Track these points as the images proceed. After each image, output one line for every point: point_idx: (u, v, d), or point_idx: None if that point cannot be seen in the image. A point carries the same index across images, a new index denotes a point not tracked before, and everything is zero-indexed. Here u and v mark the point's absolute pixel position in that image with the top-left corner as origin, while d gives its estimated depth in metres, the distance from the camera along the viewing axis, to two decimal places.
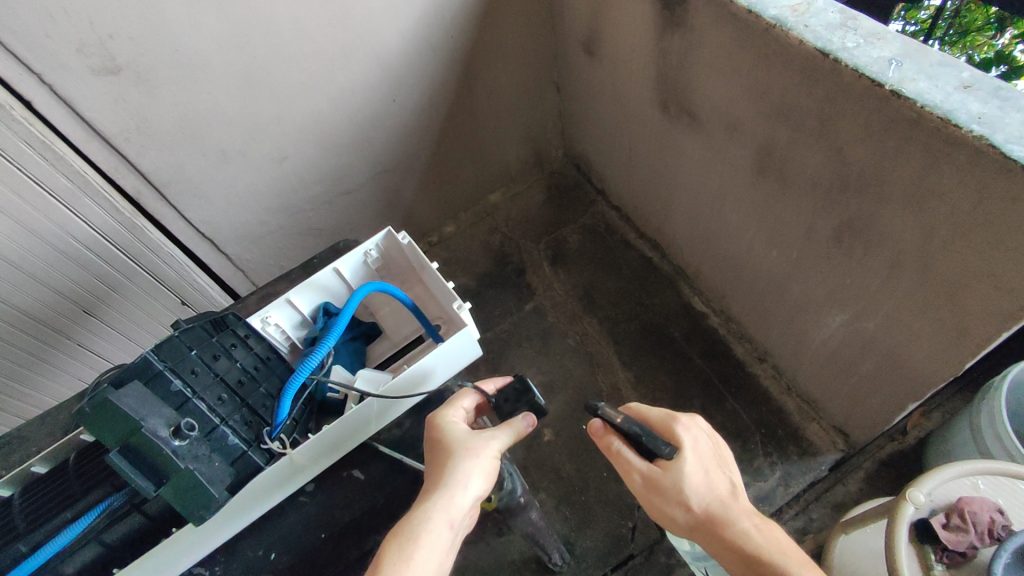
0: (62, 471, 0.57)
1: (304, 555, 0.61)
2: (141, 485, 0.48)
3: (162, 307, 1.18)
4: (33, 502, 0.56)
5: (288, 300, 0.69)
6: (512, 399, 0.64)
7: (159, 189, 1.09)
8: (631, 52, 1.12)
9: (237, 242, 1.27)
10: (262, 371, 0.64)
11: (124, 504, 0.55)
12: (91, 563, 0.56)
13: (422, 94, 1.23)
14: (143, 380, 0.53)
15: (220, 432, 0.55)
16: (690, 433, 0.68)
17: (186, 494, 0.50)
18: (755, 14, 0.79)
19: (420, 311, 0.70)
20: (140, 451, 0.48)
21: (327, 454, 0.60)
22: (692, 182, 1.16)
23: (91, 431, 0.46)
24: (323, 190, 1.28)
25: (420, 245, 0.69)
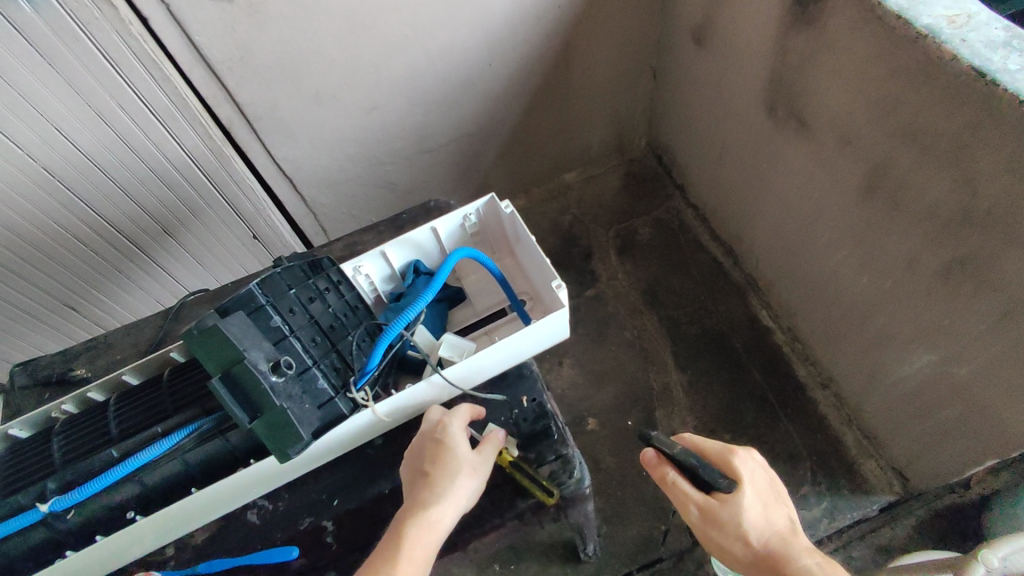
0: (159, 388, 0.60)
1: (365, 503, 0.62)
2: (238, 415, 0.49)
3: (236, 238, 1.21)
4: (130, 413, 0.59)
5: (384, 253, 0.69)
6: (530, 420, 0.63)
7: (251, 122, 1.10)
8: (746, 45, 1.06)
9: (316, 186, 1.28)
10: (351, 319, 0.63)
11: (213, 428, 0.57)
12: (172, 480, 0.58)
13: (518, 61, 1.20)
14: (247, 312, 0.54)
15: (311, 374, 0.55)
16: (748, 465, 0.67)
17: (277, 430, 0.50)
18: (905, 21, 0.73)
19: (508, 285, 0.69)
20: (241, 383, 0.49)
21: (404, 411, 0.60)
22: (786, 191, 1.10)
23: (198, 355, 0.47)
24: (404, 146, 1.27)
25: (522, 217, 0.66)
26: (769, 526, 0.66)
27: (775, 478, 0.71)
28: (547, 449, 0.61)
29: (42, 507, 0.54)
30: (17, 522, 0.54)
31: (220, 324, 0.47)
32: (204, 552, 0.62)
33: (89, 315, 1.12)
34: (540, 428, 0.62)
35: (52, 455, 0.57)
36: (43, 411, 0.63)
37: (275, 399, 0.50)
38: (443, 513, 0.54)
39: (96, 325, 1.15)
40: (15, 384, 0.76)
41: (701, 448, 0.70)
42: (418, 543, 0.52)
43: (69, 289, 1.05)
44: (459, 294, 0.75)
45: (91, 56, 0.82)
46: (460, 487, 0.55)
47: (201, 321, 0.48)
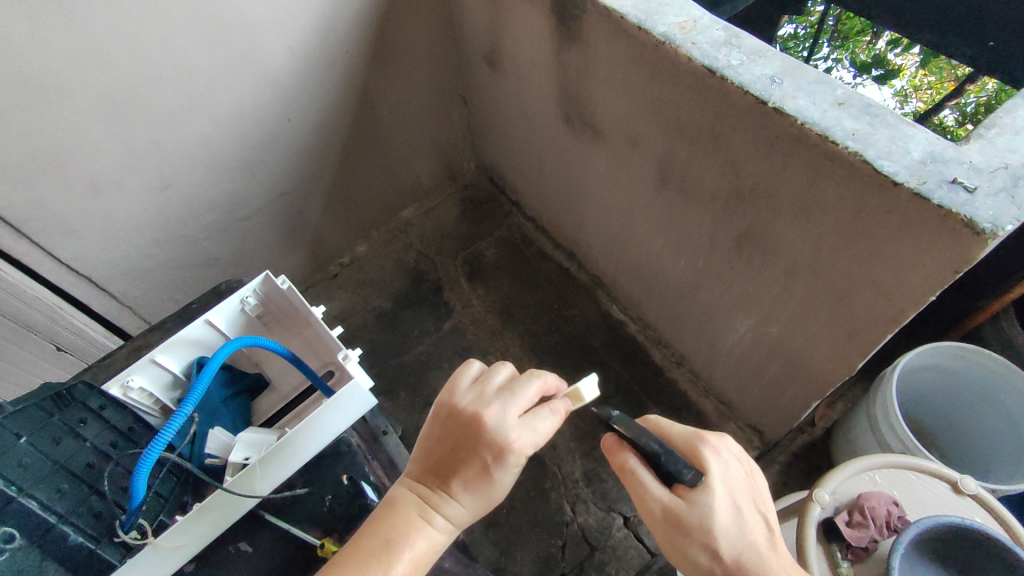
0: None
1: None
2: None
3: (31, 357, 1.05)
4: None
5: (151, 360, 0.68)
6: (344, 501, 0.64)
7: (15, 227, 0.95)
8: (532, 64, 1.10)
9: (120, 278, 1.14)
10: (116, 449, 0.64)
11: None
12: None
13: (318, 111, 1.17)
14: None
15: (57, 533, 0.55)
16: (721, 460, 0.63)
17: None
18: (645, 31, 0.79)
19: (301, 361, 0.69)
20: None
21: (199, 530, 0.57)
22: (601, 195, 1.17)
23: None
24: (216, 218, 1.18)
25: (300, 290, 0.69)
26: (740, 536, 0.60)
27: (755, 470, 0.67)
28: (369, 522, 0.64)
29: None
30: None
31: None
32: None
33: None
34: (357, 506, 0.64)
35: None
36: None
37: None
38: (466, 496, 0.59)
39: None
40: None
41: (671, 435, 0.67)
42: (431, 523, 0.57)
43: None
44: (260, 381, 0.77)
45: None
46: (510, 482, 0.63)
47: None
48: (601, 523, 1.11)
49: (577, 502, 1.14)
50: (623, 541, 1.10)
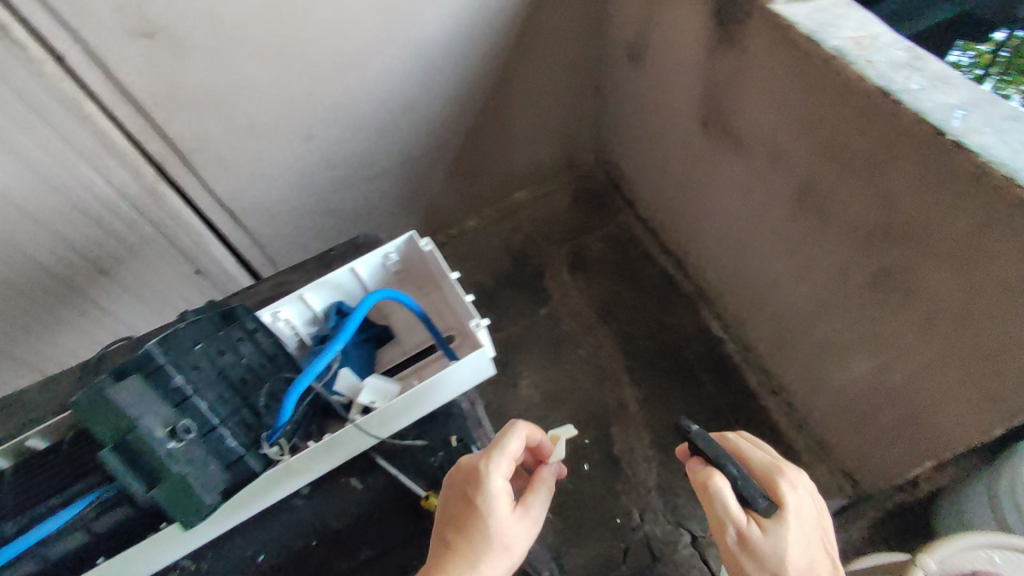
0: (69, 458, 0.62)
1: (292, 555, 0.64)
2: (134, 485, 0.56)
3: (175, 273, 1.20)
4: (38, 486, 0.61)
5: (300, 296, 0.72)
6: (452, 461, 0.67)
7: (184, 156, 1.07)
8: (678, 63, 1.08)
9: (259, 217, 1.24)
10: (268, 368, 0.69)
11: (113, 496, 0.60)
12: (72, 552, 0.60)
13: (457, 85, 1.20)
14: (144, 373, 0.58)
15: (217, 434, 0.61)
16: (803, 497, 0.63)
17: (177, 496, 0.57)
18: (816, 42, 0.75)
19: (430, 321, 0.72)
20: (136, 454, 0.55)
21: (322, 458, 0.63)
22: (724, 206, 1.13)
23: (89, 426, 0.54)
24: (350, 173, 1.26)
25: (441, 254, 0.71)
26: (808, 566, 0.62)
27: (824, 507, 0.67)
28: None
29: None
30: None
31: (103, 393, 0.54)
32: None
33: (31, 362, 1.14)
34: None
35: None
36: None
37: (170, 466, 0.56)
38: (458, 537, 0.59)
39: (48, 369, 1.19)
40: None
41: (751, 459, 0.67)
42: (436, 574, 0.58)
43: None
44: (386, 332, 0.80)
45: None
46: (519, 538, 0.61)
47: (80, 398, 0.54)
48: (666, 538, 1.10)
49: (646, 509, 1.13)
50: (685, 561, 1.08)
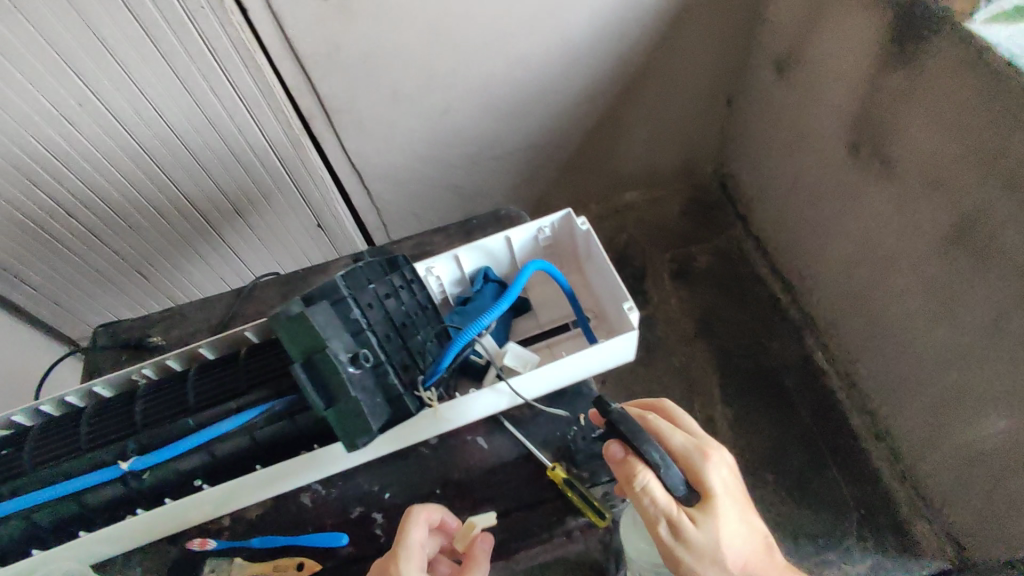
0: (237, 360, 0.62)
1: (414, 500, 0.68)
2: (315, 402, 0.54)
3: (300, 225, 1.29)
4: (204, 383, 0.60)
5: (456, 256, 0.73)
6: (587, 441, 0.69)
7: (330, 115, 1.13)
8: (831, 79, 1.03)
9: (384, 183, 1.30)
10: (422, 317, 0.68)
11: (283, 411, 0.59)
12: (232, 458, 0.61)
13: (592, 78, 1.21)
14: (329, 300, 0.59)
15: (385, 369, 0.59)
16: (722, 476, 0.62)
17: (349, 420, 0.55)
18: (1015, 69, 0.71)
19: (575, 300, 0.72)
20: (320, 372, 0.54)
21: (464, 413, 0.66)
22: (856, 235, 1.07)
23: (285, 339, 0.53)
24: (474, 152, 1.29)
25: (597, 235, 0.69)
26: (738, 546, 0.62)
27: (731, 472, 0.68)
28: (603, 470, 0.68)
29: (121, 465, 0.57)
30: (89, 479, 0.57)
31: (304, 312, 0.53)
32: (259, 527, 0.68)
33: (170, 272, 1.32)
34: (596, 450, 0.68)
35: (130, 414, 0.59)
36: (120, 371, 0.64)
37: (350, 388, 0.54)
38: None
39: (184, 284, 1.36)
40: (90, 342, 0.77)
41: (669, 442, 0.64)
42: None
43: (143, 256, 1.26)
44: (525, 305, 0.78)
45: (191, 39, 0.90)
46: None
47: (283, 312, 0.53)
48: None
49: None
50: None
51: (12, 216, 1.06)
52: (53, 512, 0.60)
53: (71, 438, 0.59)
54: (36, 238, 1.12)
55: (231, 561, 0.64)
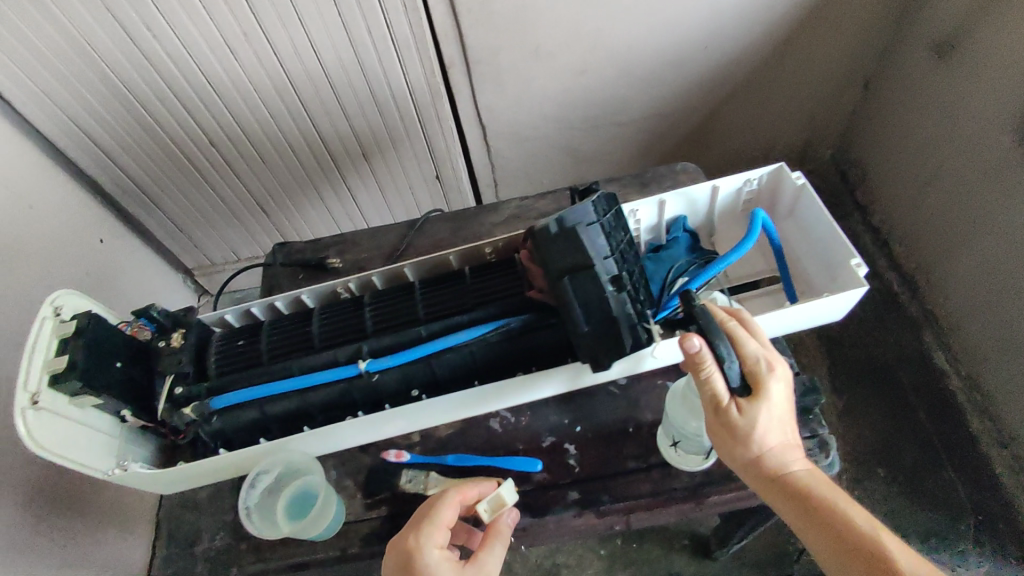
0: (461, 279, 0.65)
1: (609, 430, 0.71)
2: (578, 316, 0.57)
3: (420, 173, 1.31)
4: (434, 298, 0.64)
5: (663, 201, 0.71)
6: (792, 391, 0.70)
7: (468, 66, 1.11)
8: (1006, 65, 0.97)
9: (505, 139, 1.30)
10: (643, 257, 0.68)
11: (515, 328, 0.61)
12: (455, 371, 0.64)
13: (735, 48, 1.16)
14: (585, 224, 0.60)
15: (632, 296, 0.59)
16: (781, 379, 0.59)
17: (605, 336, 0.58)
18: None
19: (780, 258, 0.70)
20: (582, 289, 0.57)
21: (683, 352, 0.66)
22: (1006, 235, 1.01)
23: (552, 253, 0.58)
24: (598, 115, 1.27)
25: (815, 192, 0.66)
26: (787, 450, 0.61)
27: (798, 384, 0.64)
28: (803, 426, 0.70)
29: (359, 363, 0.61)
30: (334, 374, 0.61)
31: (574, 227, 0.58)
32: (450, 445, 0.73)
33: (291, 209, 1.36)
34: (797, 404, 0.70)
35: (364, 321, 0.64)
36: (331, 285, 0.68)
37: (611, 307, 0.57)
38: None
39: (301, 222, 1.41)
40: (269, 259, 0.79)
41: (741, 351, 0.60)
42: None
43: (266, 189, 1.29)
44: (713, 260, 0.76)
45: None
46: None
47: (551, 227, 0.58)
48: None
49: None
50: None
51: (165, 137, 1.12)
52: (283, 405, 0.63)
53: (309, 337, 0.64)
54: (182, 162, 1.18)
55: (426, 474, 0.70)
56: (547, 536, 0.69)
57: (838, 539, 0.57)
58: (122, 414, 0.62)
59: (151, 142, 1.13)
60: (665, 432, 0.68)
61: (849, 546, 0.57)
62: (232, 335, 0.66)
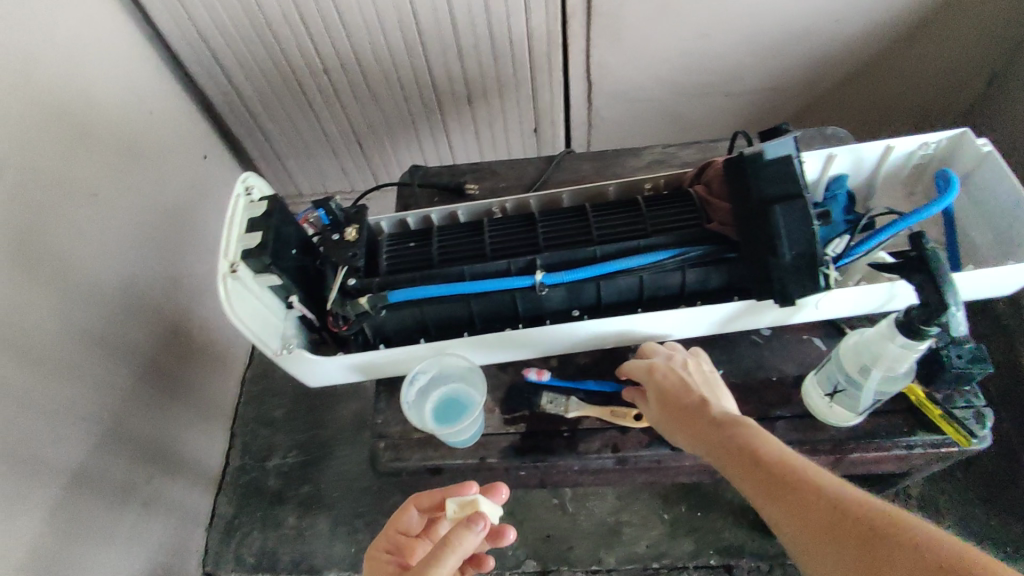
0: (634, 207, 0.66)
1: (742, 378, 0.72)
2: (782, 248, 0.58)
3: (521, 124, 1.31)
4: (606, 221, 0.65)
5: (832, 156, 0.71)
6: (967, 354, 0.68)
7: (591, 16, 1.09)
8: None
9: (610, 98, 1.28)
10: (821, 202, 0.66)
11: (690, 260, 0.63)
12: (619, 293, 0.66)
13: (865, 25, 1.11)
14: (790, 154, 0.58)
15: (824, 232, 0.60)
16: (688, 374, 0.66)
17: (799, 271, 0.59)
18: None
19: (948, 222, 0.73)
20: (790, 220, 0.57)
21: (841, 309, 0.67)
22: None
23: (759, 180, 0.58)
24: (707, 82, 1.24)
25: (1002, 158, 0.67)
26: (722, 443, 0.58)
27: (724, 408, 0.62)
28: (962, 394, 0.68)
29: (535, 276, 0.61)
30: (511, 283, 0.62)
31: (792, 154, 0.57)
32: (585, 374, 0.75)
33: (386, 148, 1.37)
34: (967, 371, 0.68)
35: (535, 236, 0.65)
36: (486, 204, 0.70)
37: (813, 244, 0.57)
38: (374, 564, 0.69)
39: (393, 161, 1.42)
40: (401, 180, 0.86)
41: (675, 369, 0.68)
42: None
43: (367, 123, 1.30)
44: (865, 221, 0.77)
45: None
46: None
47: (761, 155, 0.58)
48: None
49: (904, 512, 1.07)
50: None
51: (284, 58, 1.13)
52: (450, 307, 0.65)
53: (480, 245, 0.65)
54: (293, 87, 1.20)
55: (568, 397, 0.71)
56: (671, 473, 0.72)
57: (836, 521, 0.46)
58: (290, 298, 0.63)
59: (269, 61, 1.14)
60: (829, 377, 0.67)
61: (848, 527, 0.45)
62: (400, 236, 0.67)
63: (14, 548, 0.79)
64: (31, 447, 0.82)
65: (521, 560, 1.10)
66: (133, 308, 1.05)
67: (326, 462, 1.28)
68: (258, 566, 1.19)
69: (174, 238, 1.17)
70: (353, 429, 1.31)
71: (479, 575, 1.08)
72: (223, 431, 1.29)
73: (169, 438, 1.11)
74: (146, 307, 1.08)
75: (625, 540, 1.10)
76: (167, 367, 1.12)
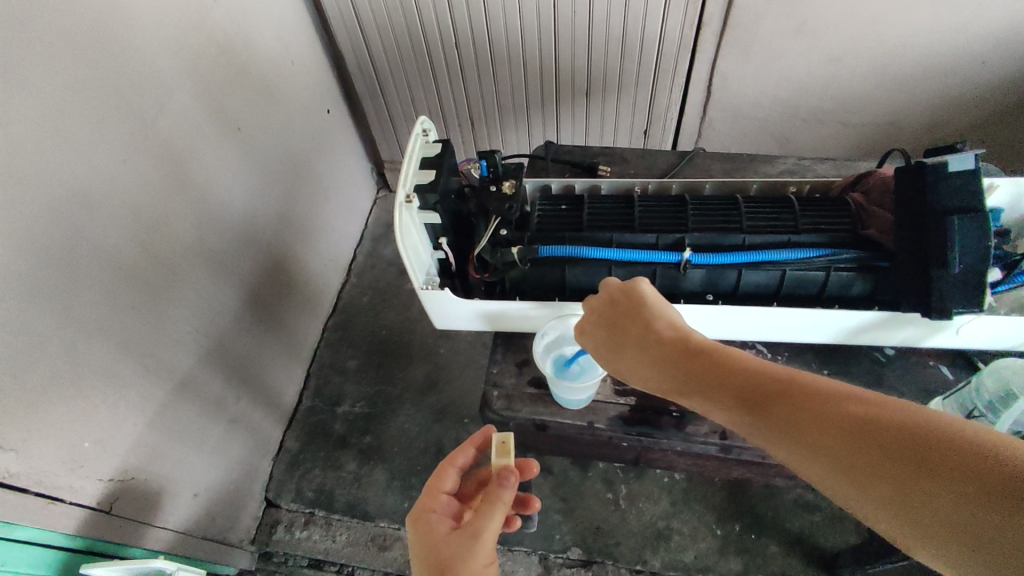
0: (786, 205, 0.70)
1: None
2: (952, 258, 0.59)
3: (632, 123, 1.33)
4: (754, 215, 0.70)
5: (993, 185, 0.70)
6: None
7: (724, 27, 1.09)
8: None
9: (724, 110, 1.27)
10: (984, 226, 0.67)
11: (836, 263, 0.67)
12: (758, 286, 0.70)
13: (1010, 71, 1.08)
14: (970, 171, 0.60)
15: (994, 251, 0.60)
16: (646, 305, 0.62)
17: (963, 286, 0.59)
18: None
19: None
20: (961, 234, 0.59)
21: (977, 340, 0.68)
22: None
23: (934, 190, 0.60)
24: (829, 107, 1.22)
25: None
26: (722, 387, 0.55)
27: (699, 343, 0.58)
28: None
29: (684, 254, 0.66)
30: (665, 256, 0.67)
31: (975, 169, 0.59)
32: None
33: (495, 128, 1.41)
34: None
35: (685, 217, 0.69)
36: (629, 183, 0.76)
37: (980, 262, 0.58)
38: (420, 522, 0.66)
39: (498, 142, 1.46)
40: (534, 153, 0.96)
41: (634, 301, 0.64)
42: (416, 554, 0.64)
43: (484, 102, 1.35)
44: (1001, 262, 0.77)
45: None
46: (456, 558, 0.59)
47: (941, 166, 0.60)
48: None
49: None
50: None
51: (420, 30, 1.19)
52: (600, 271, 0.70)
53: (632, 218, 0.70)
54: (423, 58, 1.25)
55: None
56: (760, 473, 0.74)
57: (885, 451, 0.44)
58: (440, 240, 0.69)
59: (404, 31, 1.20)
60: (960, 406, 0.69)
61: (894, 462, 0.43)
62: (553, 200, 0.74)
63: (125, 434, 0.85)
64: (154, 346, 0.89)
65: (567, 546, 1.12)
66: (251, 239, 1.12)
67: (392, 416, 1.33)
68: (315, 503, 1.24)
69: (292, 183, 1.25)
70: (422, 389, 1.37)
71: (528, 549, 1.11)
72: (302, 371, 1.36)
73: (258, 366, 1.18)
74: (260, 241, 1.15)
75: (674, 546, 1.10)
76: (267, 299, 1.19)
